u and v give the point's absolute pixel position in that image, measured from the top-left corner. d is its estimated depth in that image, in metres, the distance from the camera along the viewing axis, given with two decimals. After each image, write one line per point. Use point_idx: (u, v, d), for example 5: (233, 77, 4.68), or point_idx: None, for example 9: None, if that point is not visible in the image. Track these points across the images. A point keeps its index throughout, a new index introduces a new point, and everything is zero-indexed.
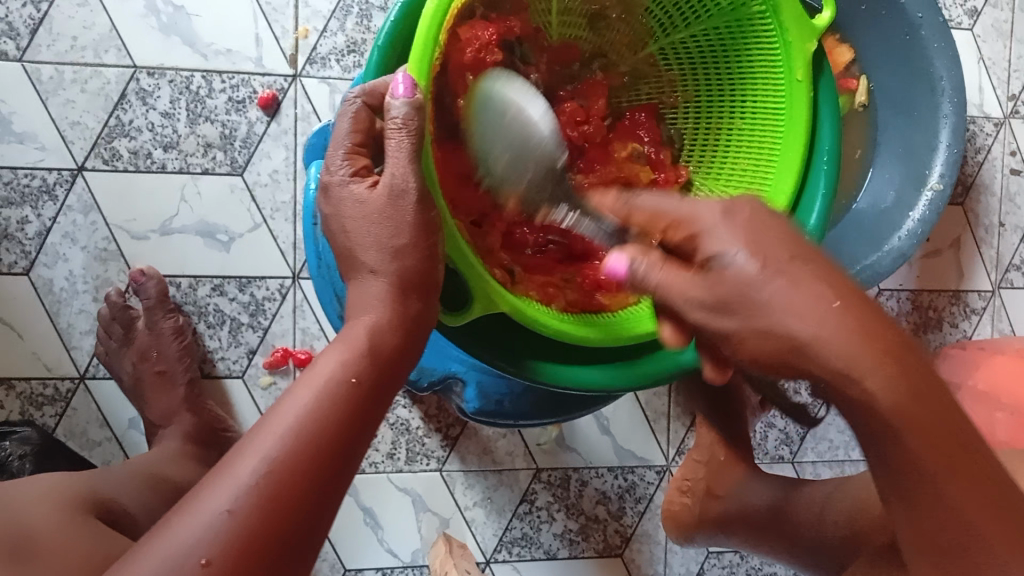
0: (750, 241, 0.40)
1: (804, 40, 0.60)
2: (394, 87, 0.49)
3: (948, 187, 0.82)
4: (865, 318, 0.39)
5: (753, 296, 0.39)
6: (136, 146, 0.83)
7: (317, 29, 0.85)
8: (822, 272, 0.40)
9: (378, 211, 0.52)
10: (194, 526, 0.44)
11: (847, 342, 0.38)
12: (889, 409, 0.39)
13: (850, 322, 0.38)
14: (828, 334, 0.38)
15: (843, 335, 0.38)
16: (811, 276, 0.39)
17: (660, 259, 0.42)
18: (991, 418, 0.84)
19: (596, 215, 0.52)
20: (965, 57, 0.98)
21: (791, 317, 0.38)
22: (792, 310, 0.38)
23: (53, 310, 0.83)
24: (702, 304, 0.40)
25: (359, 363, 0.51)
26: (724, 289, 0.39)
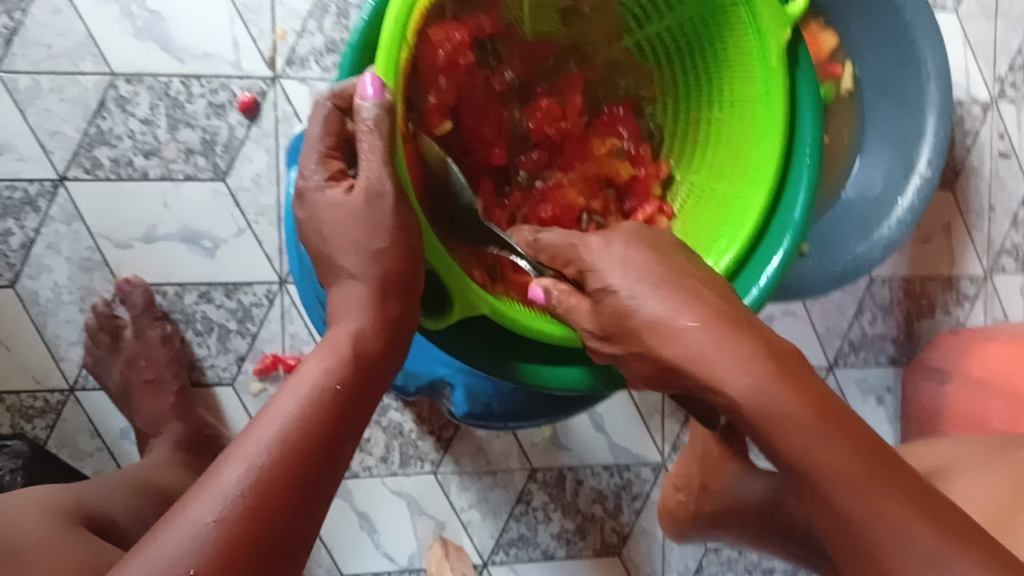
0: (626, 271, 0.48)
1: (778, 30, 0.59)
2: (364, 89, 0.48)
3: (936, 174, 0.83)
4: (736, 334, 0.45)
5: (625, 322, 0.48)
6: (117, 154, 0.82)
7: (294, 30, 0.85)
8: (691, 296, 0.47)
9: (356, 211, 0.51)
10: (181, 535, 0.43)
11: (708, 352, 0.45)
12: (750, 402, 0.44)
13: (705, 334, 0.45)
14: (692, 348, 0.45)
15: (707, 349, 0.45)
16: (680, 299, 0.47)
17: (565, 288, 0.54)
18: (986, 406, 0.83)
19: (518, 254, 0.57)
20: (951, 40, 0.97)
21: (666, 337, 0.46)
22: (659, 331, 0.46)
23: (39, 322, 0.82)
24: (593, 333, 0.51)
25: (343, 368, 0.51)
26: (607, 324, 0.50)
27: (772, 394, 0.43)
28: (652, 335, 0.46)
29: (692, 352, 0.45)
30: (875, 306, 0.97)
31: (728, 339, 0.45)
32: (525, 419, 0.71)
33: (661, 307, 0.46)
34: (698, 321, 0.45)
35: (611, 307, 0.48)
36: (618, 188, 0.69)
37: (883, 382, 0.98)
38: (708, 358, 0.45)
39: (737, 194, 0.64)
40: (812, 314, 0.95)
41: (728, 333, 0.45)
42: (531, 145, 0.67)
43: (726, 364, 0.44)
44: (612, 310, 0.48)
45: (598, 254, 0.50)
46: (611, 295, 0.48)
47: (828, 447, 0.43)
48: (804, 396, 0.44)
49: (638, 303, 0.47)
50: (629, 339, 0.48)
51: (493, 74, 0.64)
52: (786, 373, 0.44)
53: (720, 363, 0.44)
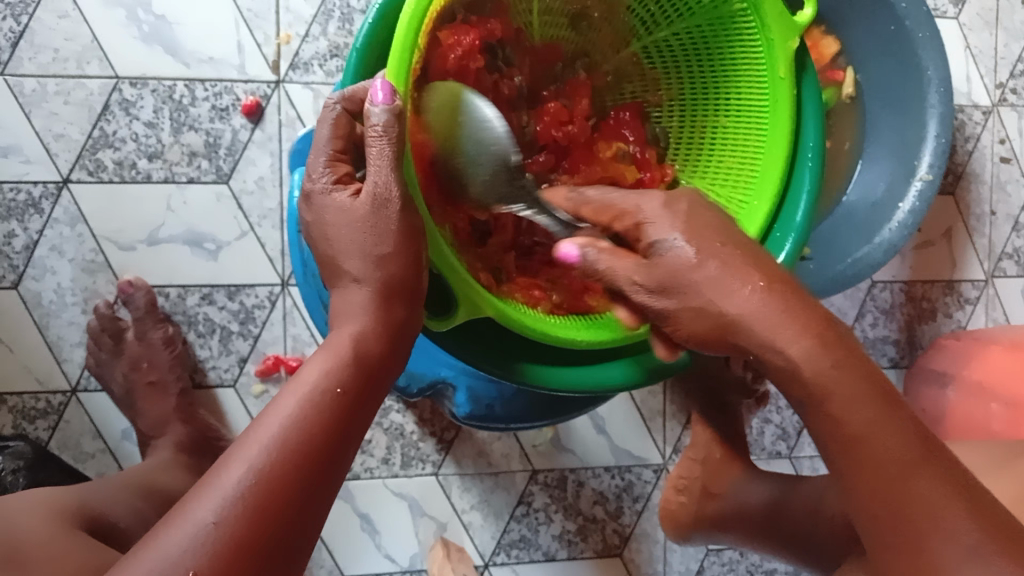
0: (687, 228, 0.46)
1: (785, 38, 0.59)
2: (374, 94, 0.48)
3: (937, 177, 0.82)
4: (802, 307, 0.45)
5: (687, 278, 0.45)
6: (121, 157, 0.82)
7: (299, 35, 0.85)
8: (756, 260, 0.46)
9: (361, 217, 0.51)
10: (181, 537, 0.43)
11: (775, 323, 0.44)
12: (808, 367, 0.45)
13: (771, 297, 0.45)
14: (753, 311, 0.44)
15: (768, 313, 0.45)
16: (747, 265, 0.46)
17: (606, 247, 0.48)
18: (986, 410, 0.83)
19: (549, 210, 0.55)
20: (952, 46, 0.97)
21: (734, 302, 0.45)
22: (725, 291, 0.45)
23: (43, 323, 0.82)
24: (645, 287, 0.46)
25: (343, 370, 0.51)
26: (665, 274, 0.46)
27: (830, 369, 0.45)
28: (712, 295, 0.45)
29: (754, 315, 0.44)
30: (876, 309, 0.97)
31: (794, 311, 0.45)
32: (527, 421, 0.71)
33: (726, 269, 0.45)
34: (764, 286, 0.45)
35: (668, 264, 0.45)
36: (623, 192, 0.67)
37: None
38: (770, 329, 0.44)
39: (741, 199, 0.64)
40: None
41: (791, 307, 0.45)
42: (538, 148, 0.65)
43: (789, 336, 0.44)
44: (670, 266, 0.45)
45: (656, 212, 0.47)
46: (673, 250, 0.45)
47: (870, 423, 0.45)
48: (859, 377, 0.45)
49: (704, 258, 0.45)
50: (684, 297, 0.45)
51: (503, 79, 0.63)
52: (844, 353, 0.45)
53: (783, 334, 0.44)
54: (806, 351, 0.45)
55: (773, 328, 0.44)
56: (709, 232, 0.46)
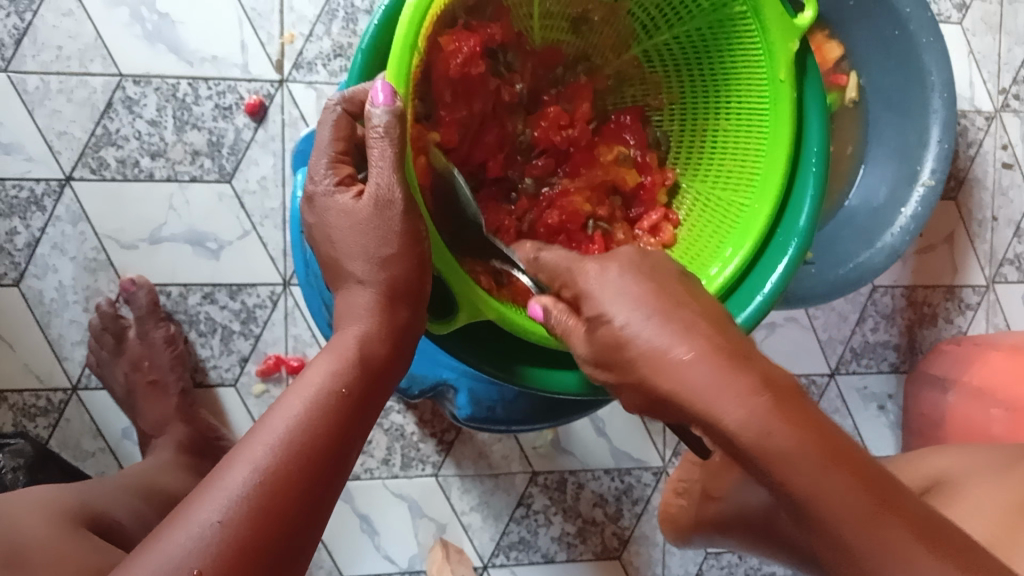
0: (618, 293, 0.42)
1: (786, 41, 0.60)
2: (375, 95, 0.48)
3: (940, 183, 0.83)
4: (741, 363, 0.39)
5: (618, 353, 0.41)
6: (124, 155, 0.82)
7: (303, 34, 0.85)
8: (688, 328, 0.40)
9: (365, 220, 0.51)
10: (185, 538, 0.43)
11: (709, 391, 0.38)
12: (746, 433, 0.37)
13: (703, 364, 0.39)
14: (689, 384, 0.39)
15: (703, 379, 0.38)
16: (679, 331, 0.40)
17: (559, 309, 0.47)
18: (987, 415, 0.83)
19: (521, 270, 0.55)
20: (955, 51, 0.97)
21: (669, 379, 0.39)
22: (657, 363, 0.40)
23: (44, 321, 0.82)
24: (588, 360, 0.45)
25: (347, 372, 0.51)
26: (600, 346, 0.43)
27: (774, 437, 0.37)
28: (644, 369, 0.40)
29: (686, 385, 0.39)
30: (877, 314, 0.97)
31: (730, 375, 0.38)
32: (528, 423, 0.72)
33: (657, 336, 0.40)
34: (694, 354, 0.39)
35: (603, 338, 0.42)
36: (624, 195, 0.69)
37: (884, 389, 0.98)
38: (708, 399, 0.38)
39: (743, 202, 0.65)
40: (813, 322, 0.96)
41: (731, 366, 0.38)
42: (537, 152, 0.67)
43: (725, 402, 0.38)
44: (604, 341, 0.42)
45: (592, 281, 0.44)
46: (606, 325, 0.42)
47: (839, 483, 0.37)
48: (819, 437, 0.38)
49: (632, 332, 0.41)
50: (618, 371, 0.42)
51: (504, 84, 0.64)
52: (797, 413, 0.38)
53: (719, 400, 0.38)
54: (750, 418, 0.37)
55: (707, 394, 0.38)
56: (654, 295, 0.42)
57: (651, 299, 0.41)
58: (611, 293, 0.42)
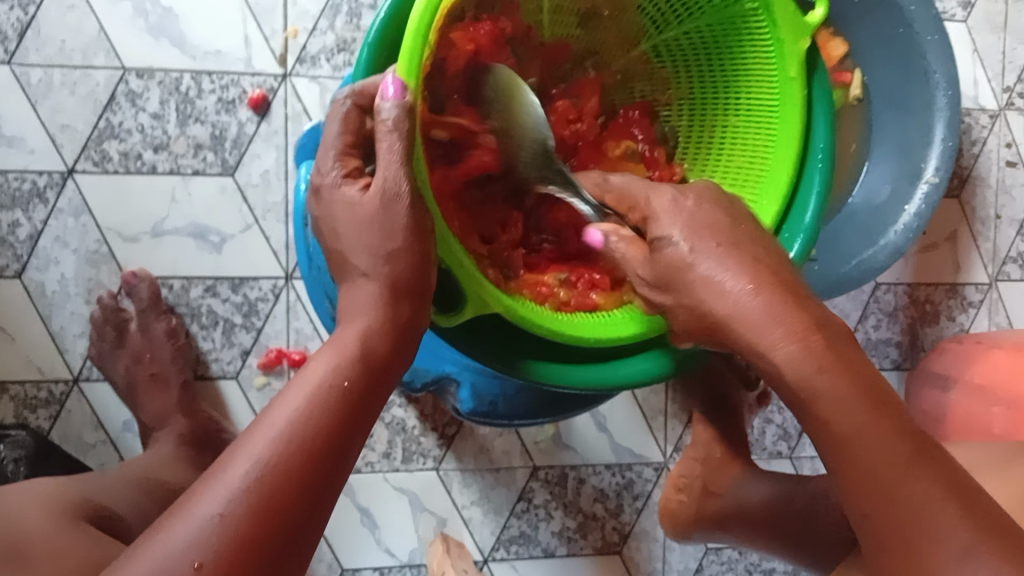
0: (685, 228, 0.51)
1: (796, 38, 0.60)
2: (385, 89, 0.49)
3: (943, 180, 0.83)
4: (796, 310, 0.48)
5: (683, 274, 0.50)
6: (126, 148, 0.82)
7: (306, 29, 0.85)
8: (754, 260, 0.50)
9: (370, 214, 0.51)
10: (186, 530, 0.43)
11: (761, 326, 0.48)
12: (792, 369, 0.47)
13: (759, 301, 0.48)
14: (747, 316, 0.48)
15: (760, 314, 0.48)
16: (742, 264, 0.49)
17: (624, 236, 0.57)
18: (988, 413, 0.83)
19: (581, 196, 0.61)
20: (960, 49, 0.97)
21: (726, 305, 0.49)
22: (713, 292, 0.49)
23: (46, 314, 0.82)
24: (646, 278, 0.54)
25: (351, 367, 0.51)
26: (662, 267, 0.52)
27: (819, 373, 0.47)
28: (703, 296, 0.49)
29: (740, 317, 0.48)
30: (879, 311, 0.97)
31: (784, 318, 0.47)
32: (528, 417, 0.72)
33: (717, 269, 0.49)
34: (752, 289, 0.48)
35: (668, 260, 0.51)
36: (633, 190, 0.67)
37: None
38: (749, 330, 0.48)
39: (750, 199, 0.64)
40: None
41: (778, 309, 0.48)
42: None
43: (779, 338, 0.47)
44: (668, 263, 0.51)
45: (664, 208, 0.53)
46: (673, 247, 0.51)
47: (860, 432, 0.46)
48: (847, 380, 0.47)
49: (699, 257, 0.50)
50: (675, 293, 0.51)
51: (516, 78, 0.64)
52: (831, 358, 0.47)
53: (768, 335, 0.48)
54: (794, 355, 0.47)
55: (764, 330, 0.48)
56: (707, 233, 0.51)
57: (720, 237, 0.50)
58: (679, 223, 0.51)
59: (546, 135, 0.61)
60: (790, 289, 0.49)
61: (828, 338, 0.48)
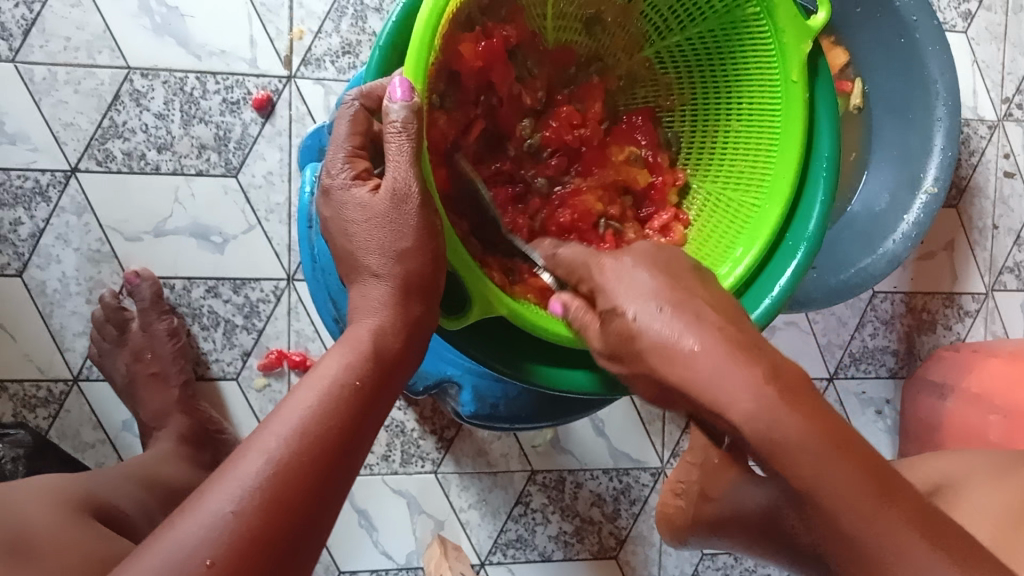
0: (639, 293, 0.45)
1: (799, 42, 0.60)
2: (392, 91, 0.49)
3: (942, 190, 0.83)
4: (741, 356, 0.42)
5: (631, 345, 0.45)
6: (130, 147, 0.82)
7: (312, 30, 0.85)
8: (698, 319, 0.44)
9: (381, 214, 0.52)
10: (197, 526, 0.44)
11: (715, 378, 0.41)
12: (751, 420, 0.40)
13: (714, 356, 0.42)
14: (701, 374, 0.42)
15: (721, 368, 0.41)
16: (687, 322, 0.43)
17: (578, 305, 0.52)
18: (984, 421, 0.84)
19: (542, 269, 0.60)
20: (960, 59, 0.98)
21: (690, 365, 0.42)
22: None
23: (46, 312, 0.82)
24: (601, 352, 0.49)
25: (362, 365, 0.51)
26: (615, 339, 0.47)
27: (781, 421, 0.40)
28: (654, 359, 0.44)
29: (691, 368, 0.42)
30: (876, 319, 0.98)
31: (736, 358, 0.41)
32: (530, 420, 0.72)
33: (667, 327, 0.43)
34: (700, 345, 0.42)
35: (617, 331, 0.46)
36: (635, 195, 0.69)
37: (882, 395, 0.99)
38: (714, 384, 0.41)
39: (753, 204, 0.65)
40: (813, 326, 0.96)
41: (734, 357, 0.42)
42: (549, 151, 0.66)
43: (732, 385, 0.41)
44: (618, 333, 0.46)
45: (605, 279, 0.48)
46: (620, 318, 0.45)
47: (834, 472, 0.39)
48: (812, 422, 0.40)
49: (643, 323, 0.44)
50: (632, 363, 0.46)
51: (525, 89, 0.65)
52: (787, 395, 0.41)
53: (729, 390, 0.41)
54: (750, 400, 0.40)
55: (712, 373, 0.41)
56: (650, 291, 0.45)
57: (660, 292, 0.45)
58: (633, 293, 0.46)
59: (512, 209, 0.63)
60: (741, 338, 0.43)
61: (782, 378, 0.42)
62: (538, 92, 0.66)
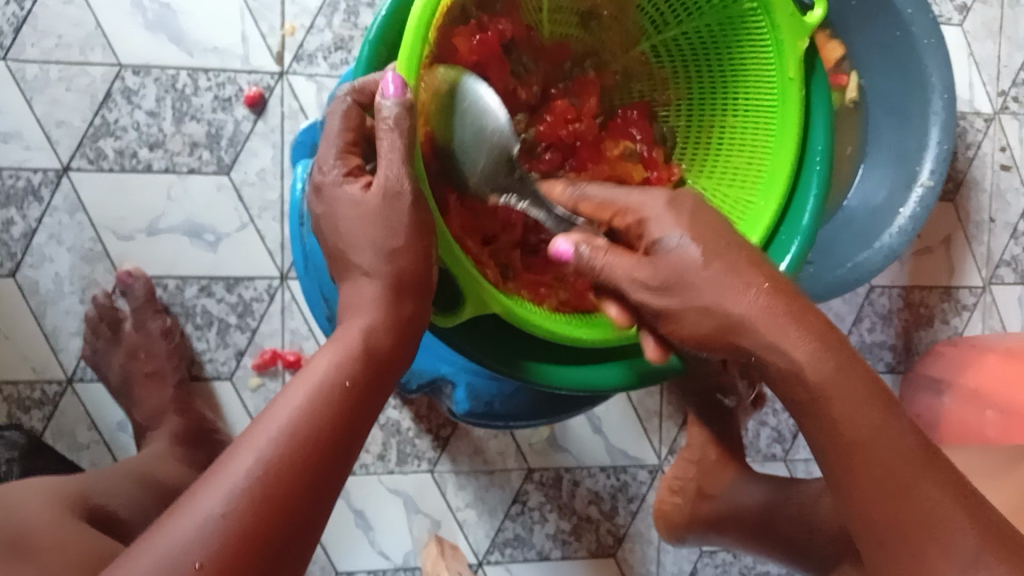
0: (690, 229, 0.47)
1: (795, 38, 0.60)
2: (385, 87, 0.48)
3: (939, 184, 0.83)
4: (804, 311, 0.46)
5: (686, 277, 0.46)
6: (122, 146, 0.82)
7: (304, 26, 0.85)
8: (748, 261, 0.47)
9: (374, 210, 0.51)
10: (187, 528, 0.43)
11: (777, 330, 0.45)
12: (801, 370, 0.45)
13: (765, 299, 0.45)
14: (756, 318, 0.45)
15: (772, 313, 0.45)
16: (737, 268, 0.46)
17: (602, 245, 0.48)
18: (981, 417, 0.83)
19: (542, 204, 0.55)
20: (956, 53, 0.98)
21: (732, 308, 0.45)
22: None
23: (40, 312, 0.82)
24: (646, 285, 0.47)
25: (352, 364, 0.51)
26: (664, 273, 0.47)
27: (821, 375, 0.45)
28: (715, 296, 0.46)
29: (756, 319, 0.45)
30: (874, 314, 0.97)
31: (800, 316, 0.45)
32: (525, 418, 0.72)
33: (719, 268, 0.46)
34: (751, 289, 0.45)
35: (668, 266, 0.47)
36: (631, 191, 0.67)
37: None
38: (769, 332, 0.45)
39: (748, 200, 0.65)
40: None
41: (791, 311, 0.45)
42: (543, 147, 0.65)
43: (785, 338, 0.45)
44: (673, 267, 0.46)
45: (659, 211, 0.48)
46: (672, 253, 0.47)
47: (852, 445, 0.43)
48: (864, 383, 0.46)
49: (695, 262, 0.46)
50: (682, 298, 0.46)
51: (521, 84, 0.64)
52: (848, 358, 0.46)
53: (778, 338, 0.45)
54: (810, 354, 0.45)
55: (778, 328, 0.45)
56: (711, 234, 0.47)
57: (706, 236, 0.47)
58: (695, 233, 0.47)
59: (508, 138, 0.56)
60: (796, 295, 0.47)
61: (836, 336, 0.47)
62: (533, 87, 0.65)
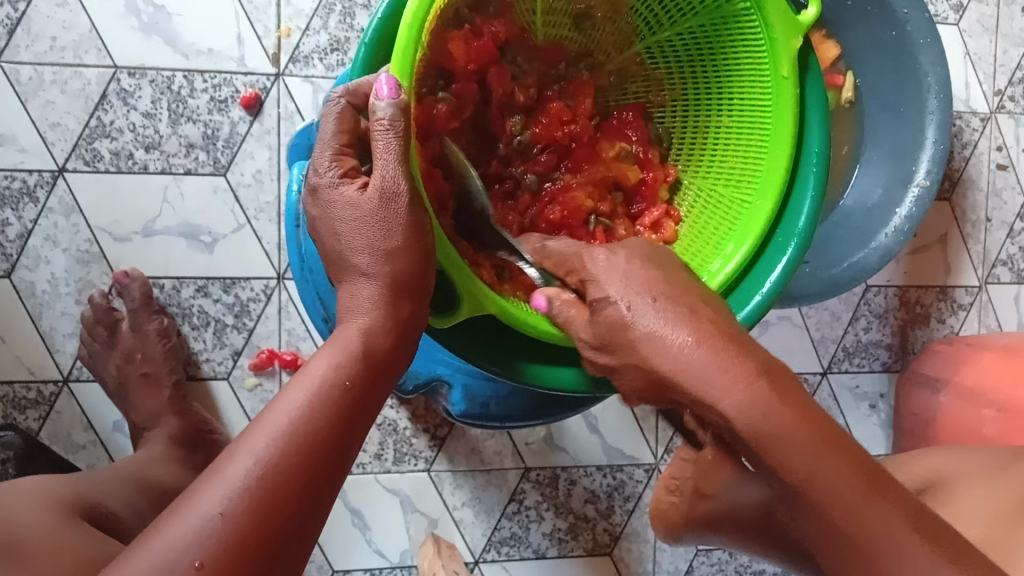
0: (625, 282, 0.45)
1: (789, 37, 0.60)
2: (379, 88, 0.48)
3: (935, 183, 0.83)
4: (734, 351, 0.41)
5: (624, 334, 0.44)
6: (117, 147, 0.82)
7: (299, 28, 0.85)
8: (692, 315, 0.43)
9: (369, 213, 0.51)
10: (186, 529, 0.43)
11: (708, 374, 0.41)
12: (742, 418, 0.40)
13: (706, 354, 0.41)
14: (697, 371, 0.41)
15: (709, 365, 0.41)
16: (681, 316, 0.43)
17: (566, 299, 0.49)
18: (978, 416, 0.84)
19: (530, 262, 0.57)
20: (952, 52, 0.97)
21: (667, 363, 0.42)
22: None
23: (36, 313, 0.82)
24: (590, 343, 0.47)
25: (351, 366, 0.51)
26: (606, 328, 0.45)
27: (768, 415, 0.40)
28: (648, 350, 0.42)
29: (686, 367, 0.41)
30: (870, 313, 0.98)
31: (727, 361, 0.41)
32: (521, 419, 0.72)
33: (657, 321, 0.43)
34: (693, 340, 0.42)
35: (608, 319, 0.44)
36: (626, 191, 0.69)
37: (876, 389, 0.99)
38: (701, 379, 0.41)
39: (744, 199, 0.65)
40: (807, 321, 0.96)
41: (726, 354, 0.41)
42: (539, 148, 0.66)
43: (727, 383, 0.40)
44: (609, 323, 0.44)
45: (599, 268, 0.46)
46: (611, 307, 0.44)
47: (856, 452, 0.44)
48: None
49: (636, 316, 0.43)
50: (619, 355, 0.44)
51: (518, 87, 0.65)
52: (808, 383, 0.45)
53: (715, 385, 0.41)
54: (745, 397, 0.40)
55: (709, 375, 0.41)
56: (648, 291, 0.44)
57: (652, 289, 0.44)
58: (622, 283, 0.45)
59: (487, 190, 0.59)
60: (732, 335, 0.42)
61: (774, 376, 0.41)
62: (530, 89, 0.65)
